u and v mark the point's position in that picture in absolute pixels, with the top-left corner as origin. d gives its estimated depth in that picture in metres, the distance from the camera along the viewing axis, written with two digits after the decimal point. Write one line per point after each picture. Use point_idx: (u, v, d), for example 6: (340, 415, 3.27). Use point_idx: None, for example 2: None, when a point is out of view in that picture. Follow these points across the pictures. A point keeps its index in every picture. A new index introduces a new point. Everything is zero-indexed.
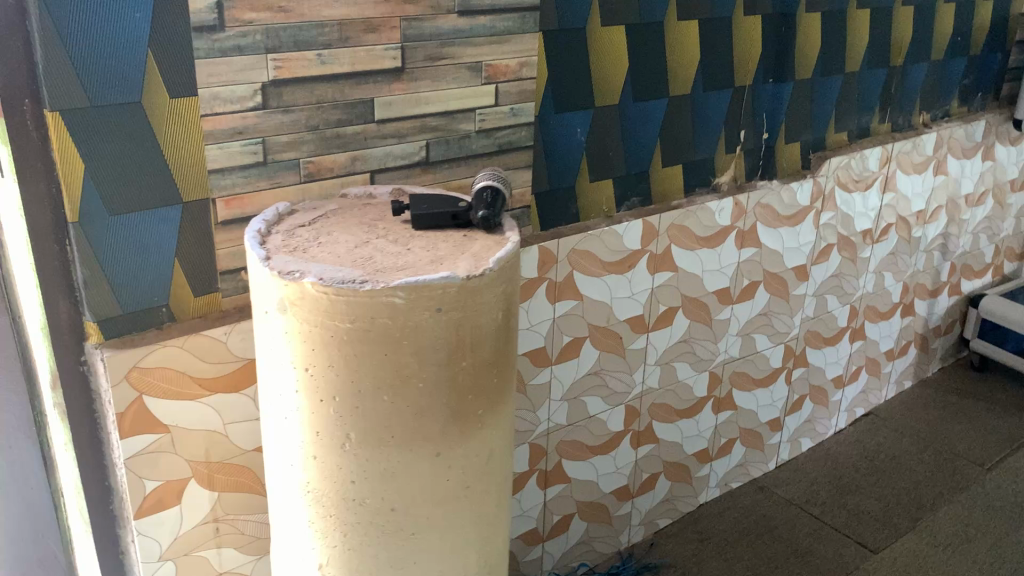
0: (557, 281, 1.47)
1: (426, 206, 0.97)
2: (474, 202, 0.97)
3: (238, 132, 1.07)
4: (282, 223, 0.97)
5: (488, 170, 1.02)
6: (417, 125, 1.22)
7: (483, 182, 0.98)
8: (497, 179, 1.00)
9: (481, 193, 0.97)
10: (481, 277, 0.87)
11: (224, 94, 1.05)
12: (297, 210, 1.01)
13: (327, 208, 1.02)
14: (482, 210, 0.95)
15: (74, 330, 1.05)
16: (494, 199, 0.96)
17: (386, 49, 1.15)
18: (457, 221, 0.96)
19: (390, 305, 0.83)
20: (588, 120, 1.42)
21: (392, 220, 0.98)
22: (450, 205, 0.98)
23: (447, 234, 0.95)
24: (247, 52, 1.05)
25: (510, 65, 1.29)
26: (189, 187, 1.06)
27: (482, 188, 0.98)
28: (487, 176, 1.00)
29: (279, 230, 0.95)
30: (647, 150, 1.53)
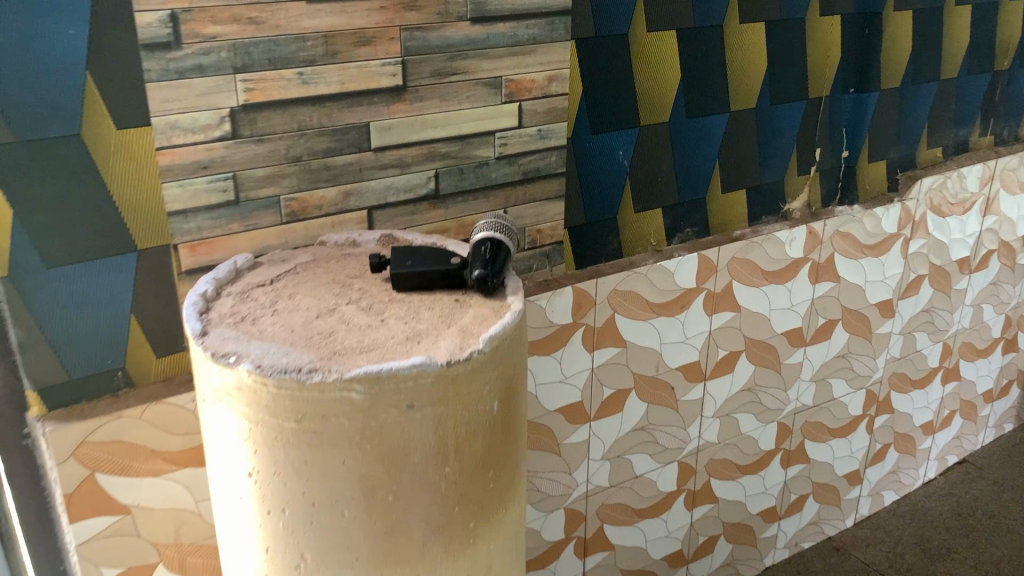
0: (595, 327, 1.27)
1: (411, 261, 0.79)
2: (472, 258, 0.78)
3: (203, 166, 0.91)
4: (238, 281, 0.80)
5: (492, 216, 0.84)
6: (424, 153, 1.04)
7: (485, 233, 0.80)
8: (502, 230, 0.81)
9: (480, 247, 0.78)
10: (468, 361, 0.68)
11: (184, 123, 0.88)
12: (261, 264, 0.84)
13: (297, 261, 0.84)
14: (479, 268, 0.76)
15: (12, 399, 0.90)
16: (496, 255, 0.77)
17: (383, 64, 0.98)
18: (447, 281, 0.78)
19: (347, 401, 0.65)
20: (633, 142, 1.22)
21: (371, 278, 0.81)
22: (440, 259, 0.79)
23: (434, 299, 0.77)
24: (210, 73, 0.88)
25: (536, 80, 1.10)
26: (147, 232, 0.90)
27: (483, 240, 0.79)
28: (491, 226, 0.81)
29: (232, 291, 0.78)
30: (704, 174, 1.31)
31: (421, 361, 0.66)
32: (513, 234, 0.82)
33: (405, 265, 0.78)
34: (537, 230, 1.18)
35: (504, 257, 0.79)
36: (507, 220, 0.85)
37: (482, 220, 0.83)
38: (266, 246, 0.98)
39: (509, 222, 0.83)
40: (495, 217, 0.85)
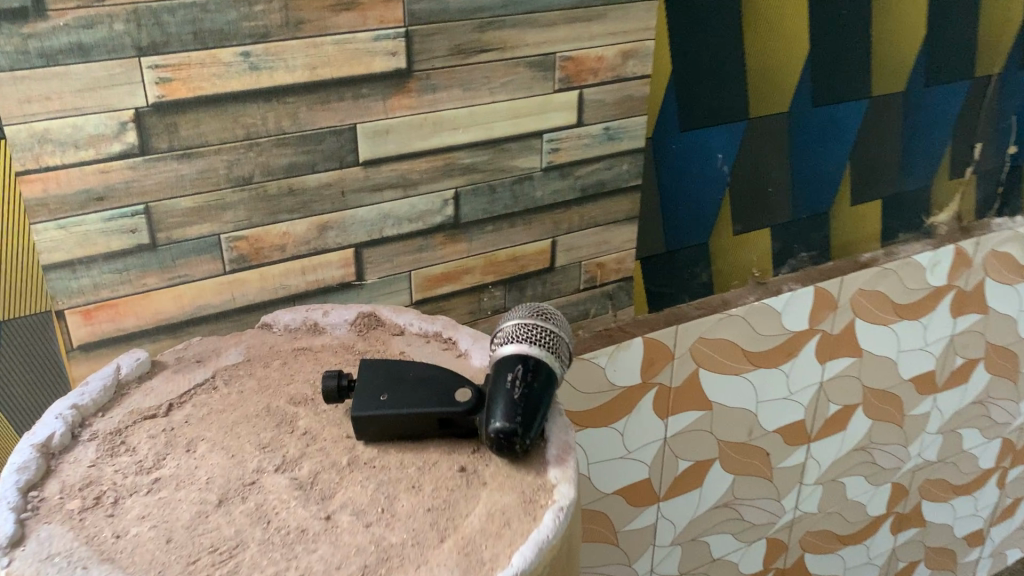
0: (672, 389, 0.95)
1: (395, 395, 0.47)
2: (490, 396, 0.46)
3: (96, 198, 0.60)
4: (112, 413, 0.50)
5: (527, 313, 0.51)
6: (436, 165, 0.72)
7: (512, 352, 0.47)
8: (542, 343, 0.48)
9: (504, 377, 0.46)
10: None
11: (60, 133, 0.57)
12: (161, 372, 0.53)
13: (218, 368, 0.54)
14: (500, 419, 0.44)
15: None
16: (531, 392, 0.45)
17: (376, 38, 0.65)
18: (444, 427, 0.47)
19: None
20: (736, 142, 0.87)
21: (328, 409, 0.49)
22: (435, 385, 0.48)
23: (424, 467, 0.45)
24: (97, 56, 0.56)
25: (604, 57, 0.76)
26: (13, 295, 0.60)
27: (508, 363, 0.47)
28: (523, 335, 0.48)
29: (97, 436, 0.48)
30: (829, 182, 0.96)
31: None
32: (560, 346, 0.49)
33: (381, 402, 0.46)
34: (597, 264, 0.86)
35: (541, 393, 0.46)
36: (554, 318, 0.52)
37: (509, 322, 0.50)
38: (202, 306, 0.67)
39: (555, 326, 0.50)
40: (533, 310, 0.52)
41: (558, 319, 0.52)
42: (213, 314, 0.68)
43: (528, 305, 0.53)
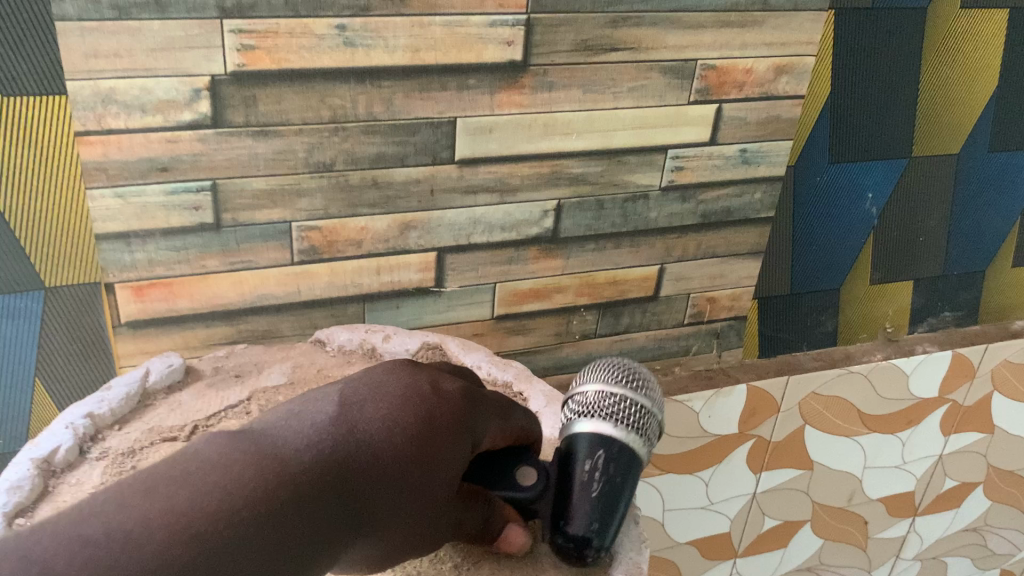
0: (771, 443, 0.86)
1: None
2: (566, 484, 0.46)
3: (159, 168, 0.54)
4: (114, 434, 0.52)
5: (614, 382, 0.49)
6: (542, 174, 0.64)
7: (588, 432, 0.46)
8: (626, 421, 0.47)
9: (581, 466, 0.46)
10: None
11: (126, 94, 0.51)
12: (173, 394, 0.56)
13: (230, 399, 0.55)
14: (576, 522, 0.45)
15: None
16: (608, 488, 0.45)
17: (491, 24, 0.56)
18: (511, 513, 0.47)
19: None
20: (893, 182, 0.75)
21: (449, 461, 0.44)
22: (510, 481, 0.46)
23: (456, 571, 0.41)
24: (175, 12, 0.50)
25: (754, 70, 0.65)
26: (63, 264, 0.56)
27: (585, 451, 0.46)
28: (600, 411, 0.47)
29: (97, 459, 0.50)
30: (993, 239, 0.83)
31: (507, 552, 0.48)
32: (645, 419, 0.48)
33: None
34: (708, 297, 0.76)
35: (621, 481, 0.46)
36: (644, 385, 0.50)
37: (590, 388, 0.49)
38: (264, 296, 0.62)
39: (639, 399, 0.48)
40: (622, 374, 0.50)
41: (652, 389, 0.50)
42: (276, 305, 0.62)
43: (617, 365, 0.51)
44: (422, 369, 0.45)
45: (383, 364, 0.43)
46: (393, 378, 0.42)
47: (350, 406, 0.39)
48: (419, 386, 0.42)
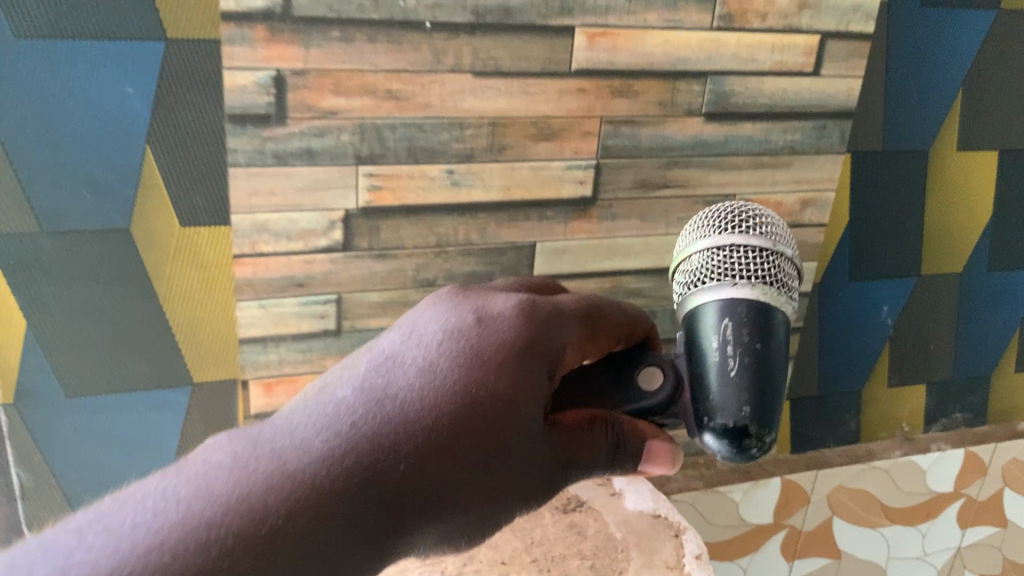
0: (802, 532, 0.94)
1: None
2: (706, 374, 0.50)
3: (296, 284, 0.65)
4: None
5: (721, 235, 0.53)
6: (604, 288, 0.75)
7: (706, 301, 0.50)
8: (749, 282, 0.50)
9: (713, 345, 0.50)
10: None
11: (276, 225, 0.62)
12: None
13: None
14: (728, 412, 0.48)
15: None
16: (748, 362, 0.48)
17: (568, 167, 0.69)
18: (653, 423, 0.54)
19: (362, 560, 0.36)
20: (904, 296, 0.86)
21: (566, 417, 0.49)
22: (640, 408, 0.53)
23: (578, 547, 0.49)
24: (321, 161, 0.62)
25: (785, 202, 0.77)
26: (209, 365, 0.67)
27: (712, 329, 0.50)
28: (713, 267, 0.52)
29: None
30: (995, 347, 0.93)
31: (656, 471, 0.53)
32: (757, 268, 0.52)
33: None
34: None
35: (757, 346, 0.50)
36: (758, 226, 0.53)
37: (697, 249, 0.53)
38: None
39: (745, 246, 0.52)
40: (728, 222, 0.53)
41: (768, 228, 0.53)
42: None
43: (725, 210, 0.55)
44: (469, 297, 0.46)
45: (441, 298, 0.46)
46: (444, 313, 0.44)
47: (387, 369, 0.40)
48: (437, 351, 0.42)
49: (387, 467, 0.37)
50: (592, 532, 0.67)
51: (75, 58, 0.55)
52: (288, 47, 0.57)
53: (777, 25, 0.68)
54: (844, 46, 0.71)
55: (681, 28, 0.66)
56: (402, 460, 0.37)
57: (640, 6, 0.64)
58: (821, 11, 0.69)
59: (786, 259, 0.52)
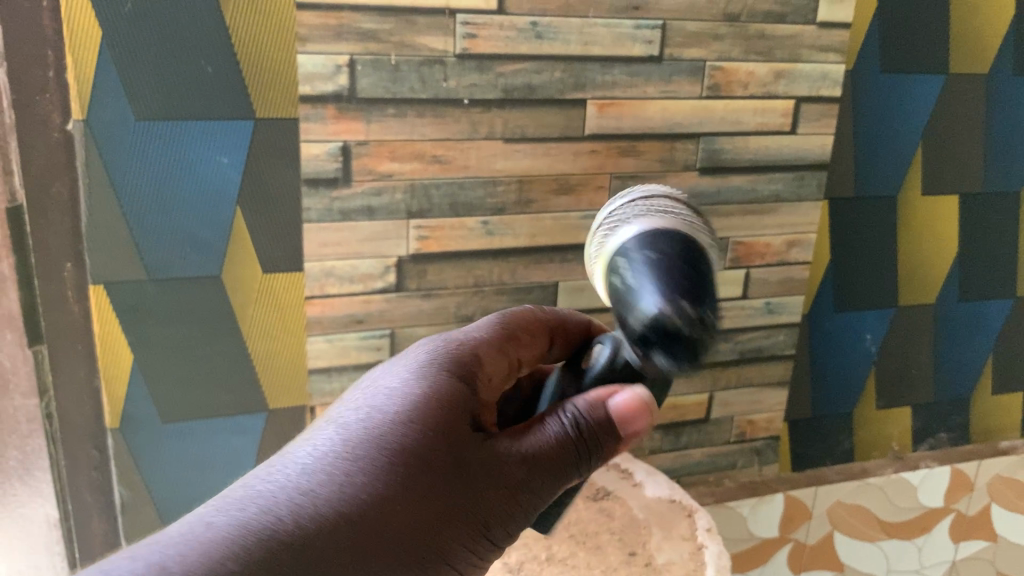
0: (807, 545, 1.03)
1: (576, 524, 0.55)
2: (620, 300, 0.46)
3: (356, 320, 0.76)
4: None
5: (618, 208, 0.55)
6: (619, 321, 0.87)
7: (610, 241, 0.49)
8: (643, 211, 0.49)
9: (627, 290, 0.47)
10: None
11: (341, 270, 0.74)
12: None
13: None
14: (639, 311, 0.44)
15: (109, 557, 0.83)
16: (649, 259, 0.45)
17: (585, 216, 0.80)
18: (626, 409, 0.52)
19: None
20: (885, 326, 0.97)
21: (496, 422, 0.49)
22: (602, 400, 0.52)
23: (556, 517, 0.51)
24: (379, 216, 0.73)
25: (772, 243, 0.88)
26: (281, 393, 0.78)
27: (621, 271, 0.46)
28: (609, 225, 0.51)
29: None
30: (972, 371, 1.03)
31: (636, 428, 0.47)
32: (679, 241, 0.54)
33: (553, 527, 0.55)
34: (749, 421, 0.97)
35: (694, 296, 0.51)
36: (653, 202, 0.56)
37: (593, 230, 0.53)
38: None
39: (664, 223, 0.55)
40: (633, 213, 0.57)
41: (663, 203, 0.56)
42: None
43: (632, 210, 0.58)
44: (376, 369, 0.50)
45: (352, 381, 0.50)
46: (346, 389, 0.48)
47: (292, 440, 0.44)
48: (338, 415, 0.45)
49: (280, 524, 0.38)
50: (619, 515, 0.78)
51: (182, 136, 0.67)
52: (353, 122, 0.70)
53: (757, 92, 0.81)
54: (816, 108, 0.83)
55: (676, 97, 0.79)
56: (297, 517, 0.38)
57: (640, 80, 0.77)
58: (794, 79, 0.82)
59: (676, 199, 0.52)
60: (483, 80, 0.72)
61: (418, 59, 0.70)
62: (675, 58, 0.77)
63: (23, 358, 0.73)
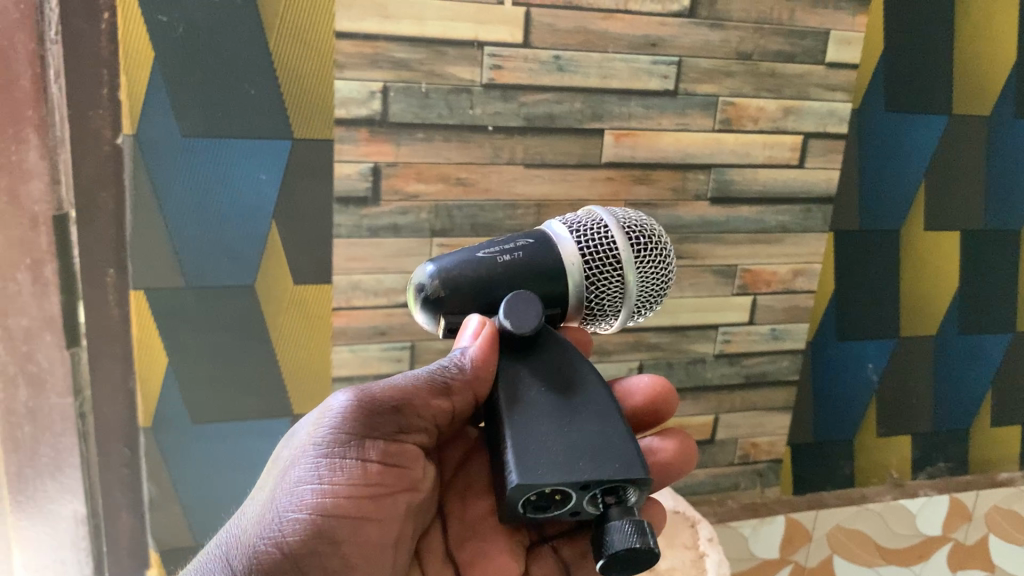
0: (806, 568, 1.05)
1: (578, 465, 0.46)
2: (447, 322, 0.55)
3: (379, 332, 0.80)
4: None
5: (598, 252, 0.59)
6: (628, 342, 0.91)
7: None
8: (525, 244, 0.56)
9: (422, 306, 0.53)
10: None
11: (367, 284, 0.78)
12: None
13: None
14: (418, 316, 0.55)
15: (135, 554, 0.87)
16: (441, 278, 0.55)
17: None
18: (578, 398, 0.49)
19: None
20: (886, 355, 1.00)
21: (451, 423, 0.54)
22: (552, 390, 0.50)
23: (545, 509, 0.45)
24: (404, 233, 0.78)
25: (778, 272, 0.92)
26: (306, 399, 0.82)
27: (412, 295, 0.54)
28: None
29: None
30: (971, 401, 1.06)
31: (476, 337, 0.51)
32: (548, 239, 0.54)
33: (540, 478, 0.46)
34: (752, 443, 1.00)
35: (505, 270, 0.52)
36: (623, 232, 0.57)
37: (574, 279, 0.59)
38: None
39: (563, 232, 0.54)
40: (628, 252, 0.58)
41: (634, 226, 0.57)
42: None
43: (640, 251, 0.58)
44: None
45: None
46: None
47: None
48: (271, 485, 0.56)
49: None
50: None
51: (225, 154, 0.72)
52: (384, 145, 0.74)
53: (767, 127, 0.85)
54: (822, 144, 0.88)
55: (689, 129, 0.83)
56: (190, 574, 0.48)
57: (655, 112, 0.81)
58: (802, 116, 0.86)
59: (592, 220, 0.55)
60: (507, 108, 0.77)
61: (447, 88, 0.74)
62: (689, 93, 0.81)
63: (60, 359, 0.78)
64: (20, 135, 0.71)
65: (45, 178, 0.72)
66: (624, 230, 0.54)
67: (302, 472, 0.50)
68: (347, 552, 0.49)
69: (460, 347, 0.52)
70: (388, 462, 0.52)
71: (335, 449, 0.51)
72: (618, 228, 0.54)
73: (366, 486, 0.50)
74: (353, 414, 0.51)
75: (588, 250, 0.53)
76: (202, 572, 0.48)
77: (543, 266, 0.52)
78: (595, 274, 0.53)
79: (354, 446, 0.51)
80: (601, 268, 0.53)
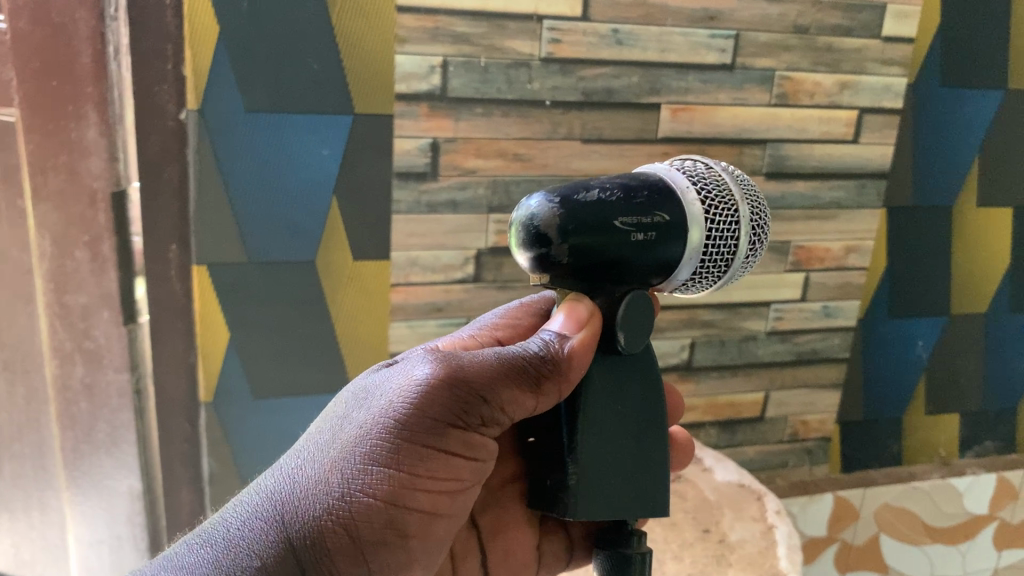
0: (853, 545, 1.06)
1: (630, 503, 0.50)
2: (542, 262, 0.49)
3: (437, 308, 0.81)
4: None
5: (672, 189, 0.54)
6: (682, 317, 0.91)
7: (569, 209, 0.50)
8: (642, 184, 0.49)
9: (535, 252, 0.47)
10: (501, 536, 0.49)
11: (425, 260, 0.78)
12: None
13: None
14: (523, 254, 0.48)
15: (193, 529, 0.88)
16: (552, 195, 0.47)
17: None
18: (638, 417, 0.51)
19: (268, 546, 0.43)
20: (937, 334, 0.99)
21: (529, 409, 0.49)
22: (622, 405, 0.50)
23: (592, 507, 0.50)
24: (462, 210, 0.78)
25: (832, 249, 0.91)
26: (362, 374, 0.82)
27: (527, 233, 0.46)
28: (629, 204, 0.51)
29: None
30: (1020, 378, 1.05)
31: (579, 331, 0.48)
32: (669, 187, 0.49)
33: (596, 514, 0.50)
34: (802, 421, 1.01)
35: (636, 248, 0.47)
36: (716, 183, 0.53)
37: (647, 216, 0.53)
38: None
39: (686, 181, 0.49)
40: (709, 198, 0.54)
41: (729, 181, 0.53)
42: None
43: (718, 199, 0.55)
44: None
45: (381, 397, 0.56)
46: None
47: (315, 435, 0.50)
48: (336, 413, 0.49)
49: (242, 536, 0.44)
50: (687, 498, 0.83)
51: (288, 129, 0.72)
52: (444, 120, 0.74)
53: (822, 102, 0.84)
54: (878, 119, 0.87)
55: (746, 104, 0.82)
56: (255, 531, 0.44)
57: (712, 87, 0.81)
58: (858, 90, 0.85)
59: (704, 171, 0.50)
60: (565, 83, 0.76)
61: (506, 62, 0.74)
62: (746, 67, 0.81)
63: (118, 335, 0.79)
64: (81, 112, 0.71)
65: (104, 155, 0.72)
66: (744, 194, 0.50)
67: (381, 450, 0.45)
68: (412, 545, 0.47)
69: (560, 335, 0.48)
70: (465, 452, 0.48)
71: (418, 436, 0.46)
72: (739, 189, 0.50)
73: (438, 477, 0.47)
74: (450, 397, 0.46)
75: (714, 205, 0.48)
76: (263, 528, 0.44)
77: (668, 252, 0.48)
78: (715, 234, 0.48)
79: (437, 434, 0.46)
80: (722, 229, 0.48)
